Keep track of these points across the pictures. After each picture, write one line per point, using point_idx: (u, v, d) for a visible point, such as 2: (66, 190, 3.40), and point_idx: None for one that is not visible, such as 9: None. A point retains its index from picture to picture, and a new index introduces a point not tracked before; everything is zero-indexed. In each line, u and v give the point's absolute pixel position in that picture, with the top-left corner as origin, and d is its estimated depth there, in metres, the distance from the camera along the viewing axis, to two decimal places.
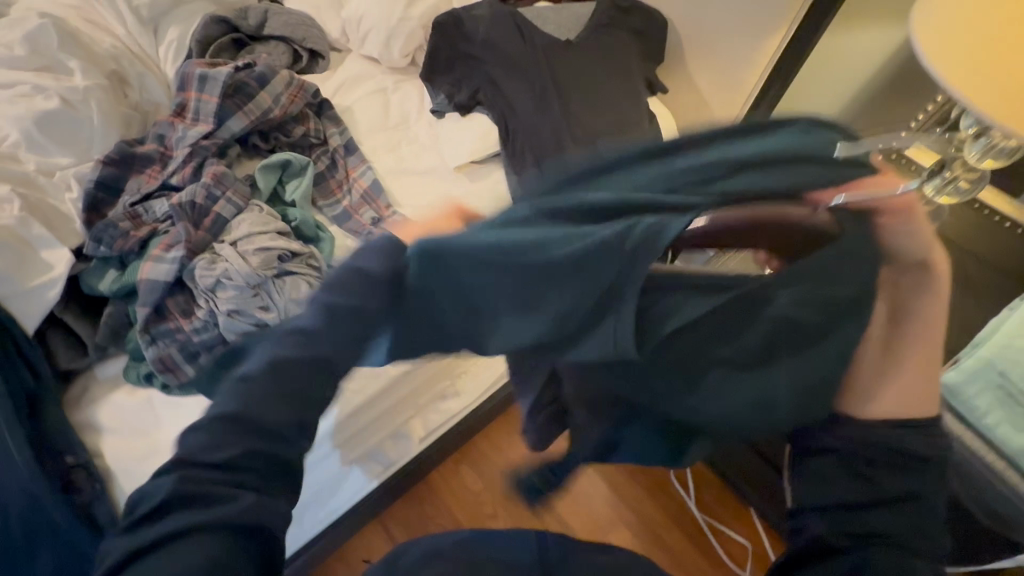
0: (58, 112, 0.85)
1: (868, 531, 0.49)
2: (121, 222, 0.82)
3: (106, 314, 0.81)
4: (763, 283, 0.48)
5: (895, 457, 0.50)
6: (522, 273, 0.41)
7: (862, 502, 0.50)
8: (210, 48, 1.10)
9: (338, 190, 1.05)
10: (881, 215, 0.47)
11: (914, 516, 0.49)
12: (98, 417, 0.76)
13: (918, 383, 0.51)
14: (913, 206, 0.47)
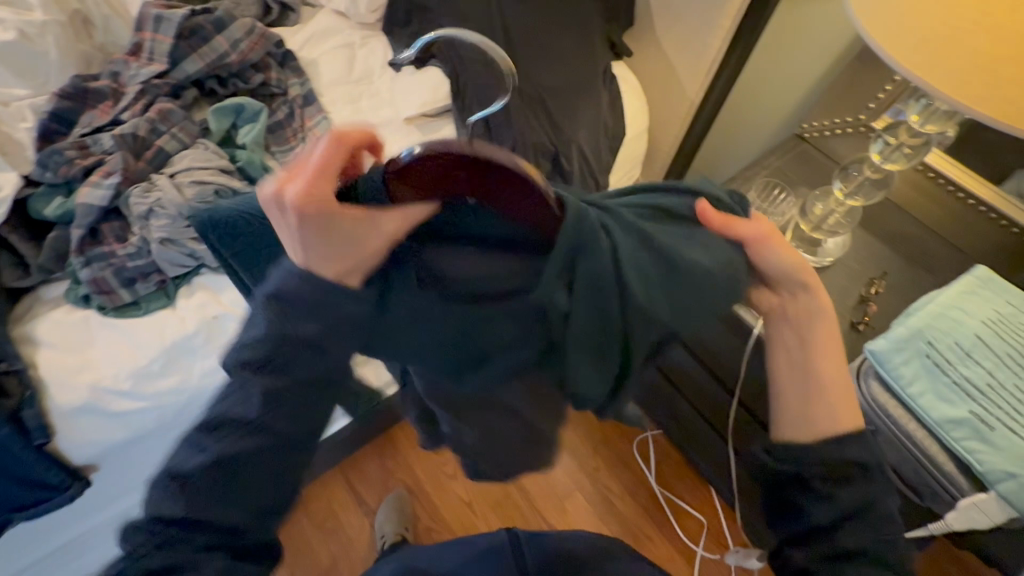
0: (14, 44, 0.88)
1: (835, 552, 0.49)
2: (68, 150, 0.86)
3: (51, 239, 0.85)
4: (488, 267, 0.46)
5: (839, 468, 0.50)
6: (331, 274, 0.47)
7: (827, 524, 0.50)
8: None
9: (293, 138, 1.06)
10: (749, 246, 0.53)
11: (874, 521, 0.49)
12: (36, 331, 0.80)
13: (832, 398, 0.53)
14: (773, 235, 0.52)
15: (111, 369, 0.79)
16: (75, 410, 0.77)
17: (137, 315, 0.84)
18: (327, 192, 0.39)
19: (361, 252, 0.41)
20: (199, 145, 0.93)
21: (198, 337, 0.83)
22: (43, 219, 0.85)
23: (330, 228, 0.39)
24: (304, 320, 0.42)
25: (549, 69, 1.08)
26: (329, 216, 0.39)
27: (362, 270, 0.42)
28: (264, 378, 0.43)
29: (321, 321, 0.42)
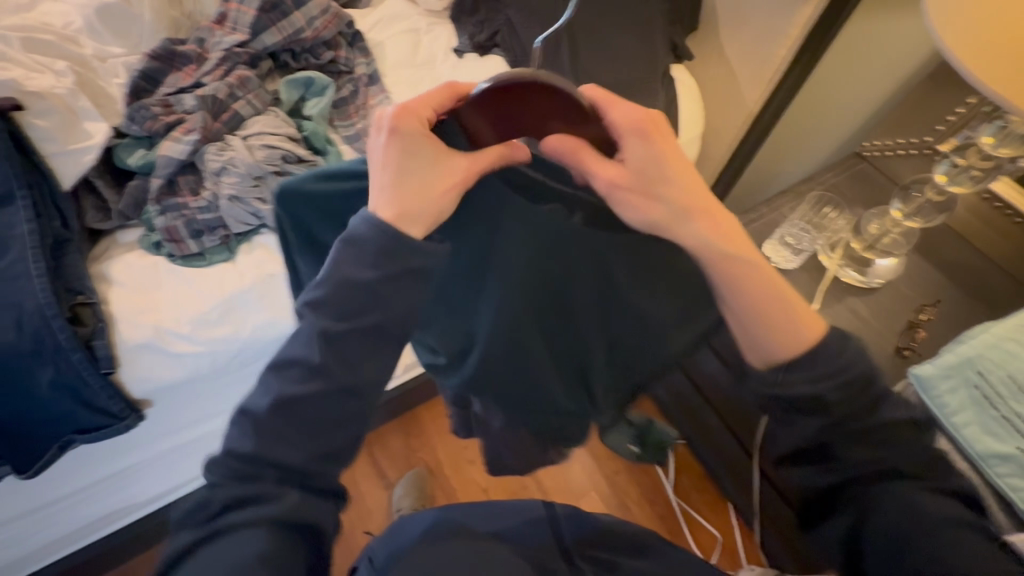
0: (115, 5, 0.96)
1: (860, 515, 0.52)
2: (154, 107, 0.92)
3: (131, 186, 0.91)
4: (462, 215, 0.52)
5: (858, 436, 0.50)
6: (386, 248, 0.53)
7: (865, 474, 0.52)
8: None
9: (355, 115, 1.12)
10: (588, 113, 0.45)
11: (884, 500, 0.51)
12: (111, 271, 0.87)
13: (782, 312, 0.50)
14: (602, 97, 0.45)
15: (174, 313, 0.86)
16: (140, 346, 0.84)
17: (200, 266, 0.89)
18: (425, 116, 0.45)
19: (438, 185, 0.46)
20: (269, 113, 0.99)
21: (252, 293, 0.90)
22: (127, 169, 0.92)
23: (416, 147, 0.45)
24: (367, 264, 0.46)
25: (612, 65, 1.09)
26: (419, 137, 0.45)
27: (424, 212, 0.47)
28: (318, 317, 0.46)
29: (379, 268, 0.46)
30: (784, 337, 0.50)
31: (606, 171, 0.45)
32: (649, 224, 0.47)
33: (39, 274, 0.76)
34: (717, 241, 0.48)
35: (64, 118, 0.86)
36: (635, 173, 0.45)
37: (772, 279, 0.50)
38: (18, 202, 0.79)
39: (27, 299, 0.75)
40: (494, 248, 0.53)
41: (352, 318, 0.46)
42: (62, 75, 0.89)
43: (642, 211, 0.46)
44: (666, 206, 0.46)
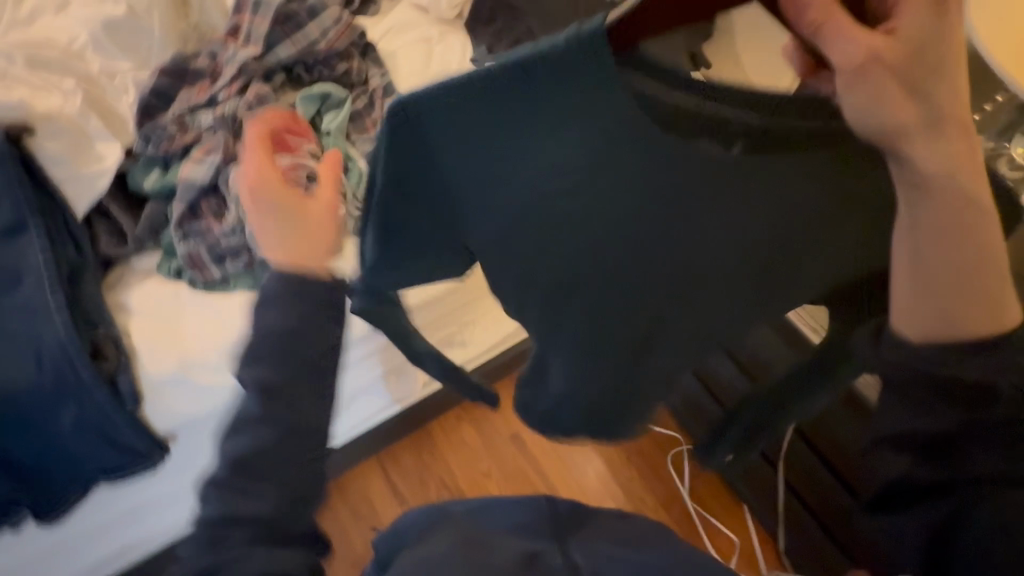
0: (122, 18, 0.90)
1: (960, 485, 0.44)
2: (170, 126, 0.88)
3: (147, 211, 0.86)
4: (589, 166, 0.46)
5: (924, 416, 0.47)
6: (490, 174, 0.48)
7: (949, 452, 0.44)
8: None
9: (373, 128, 1.10)
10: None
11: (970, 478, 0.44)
12: (130, 300, 0.83)
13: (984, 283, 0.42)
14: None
15: (198, 344, 0.82)
16: (167, 380, 0.80)
17: (225, 292, 0.86)
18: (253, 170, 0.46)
19: (309, 230, 0.47)
20: None
21: None
22: (142, 192, 0.87)
23: (261, 203, 0.46)
24: (271, 311, 0.44)
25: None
26: (260, 192, 0.46)
27: (315, 253, 0.46)
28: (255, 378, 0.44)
29: (292, 316, 0.44)
30: (982, 300, 0.42)
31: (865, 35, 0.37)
32: (880, 119, 0.38)
33: (58, 309, 0.71)
34: (958, 152, 0.39)
35: (74, 140, 0.81)
36: (906, 52, 0.37)
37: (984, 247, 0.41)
38: (31, 231, 0.74)
39: (47, 335, 0.70)
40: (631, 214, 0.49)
41: (270, 367, 0.44)
42: (70, 94, 0.84)
43: (892, 102, 0.38)
44: (926, 98, 0.38)
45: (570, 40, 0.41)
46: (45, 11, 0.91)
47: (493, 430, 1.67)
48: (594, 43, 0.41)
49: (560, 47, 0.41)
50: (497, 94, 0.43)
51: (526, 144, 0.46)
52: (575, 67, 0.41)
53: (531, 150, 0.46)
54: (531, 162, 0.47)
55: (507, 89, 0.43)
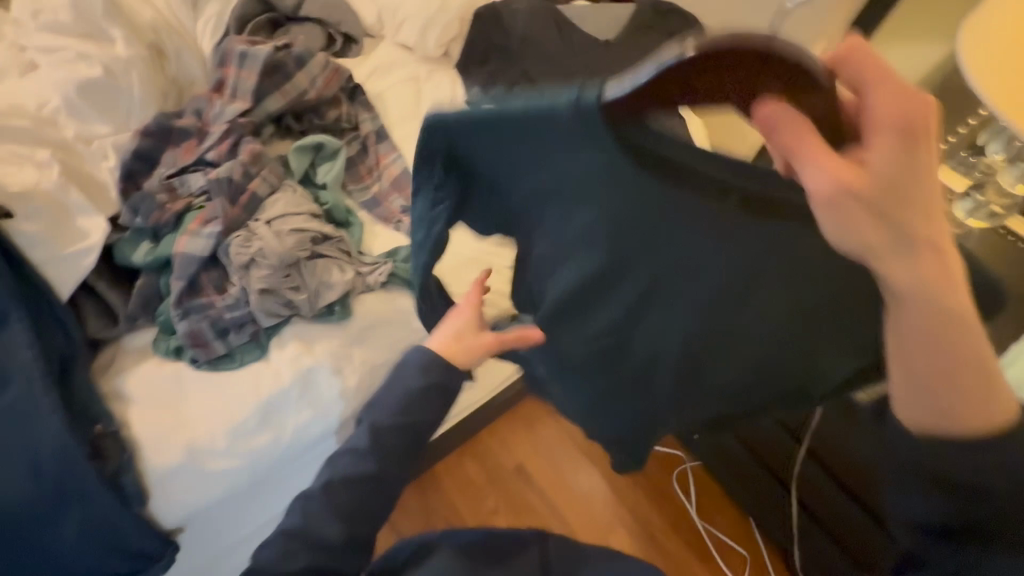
0: (98, 79, 0.84)
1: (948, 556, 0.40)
2: (159, 194, 0.82)
3: (138, 286, 0.80)
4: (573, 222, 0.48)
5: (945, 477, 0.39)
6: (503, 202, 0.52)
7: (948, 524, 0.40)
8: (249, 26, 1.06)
9: (368, 176, 1.07)
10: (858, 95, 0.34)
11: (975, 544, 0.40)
12: (126, 386, 0.76)
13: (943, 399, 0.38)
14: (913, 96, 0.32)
15: (206, 426, 0.76)
16: (173, 471, 0.73)
17: (229, 368, 0.80)
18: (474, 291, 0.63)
19: (473, 348, 0.61)
20: (286, 186, 0.90)
21: (292, 392, 0.81)
22: (131, 265, 0.81)
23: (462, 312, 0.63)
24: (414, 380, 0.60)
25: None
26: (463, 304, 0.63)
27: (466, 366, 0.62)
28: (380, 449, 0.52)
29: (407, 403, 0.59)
30: (961, 401, 0.38)
31: (824, 172, 0.33)
32: (854, 241, 0.35)
33: (53, 411, 0.66)
34: (924, 270, 0.36)
35: (55, 217, 0.75)
36: (871, 185, 0.33)
37: (966, 329, 0.37)
38: (15, 325, 0.68)
39: (43, 442, 0.65)
40: (587, 250, 0.50)
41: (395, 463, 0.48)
42: (47, 166, 0.78)
43: (849, 220, 0.34)
44: (904, 223, 0.34)
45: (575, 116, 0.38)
46: (13, 79, 0.84)
47: (496, 461, 1.62)
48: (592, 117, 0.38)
49: (563, 112, 0.38)
50: (502, 140, 0.44)
51: (528, 171, 0.47)
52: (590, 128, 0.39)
53: (540, 176, 0.46)
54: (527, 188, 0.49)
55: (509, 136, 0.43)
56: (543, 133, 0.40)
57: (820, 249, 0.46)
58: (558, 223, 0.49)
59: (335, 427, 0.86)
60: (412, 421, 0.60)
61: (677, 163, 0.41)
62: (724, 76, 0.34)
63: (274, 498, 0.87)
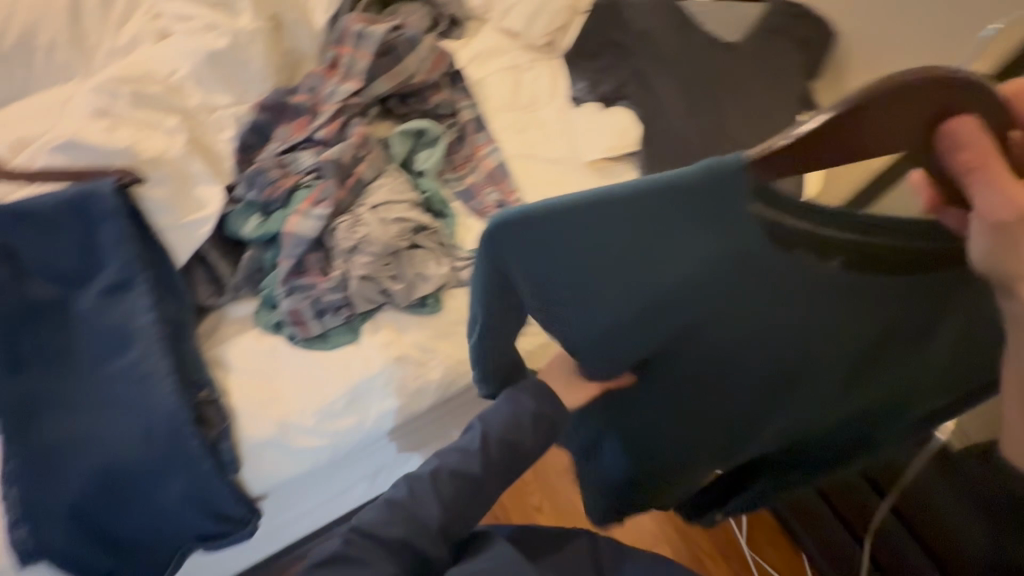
0: (225, 51, 0.85)
1: None
2: (272, 169, 0.83)
3: (245, 257, 0.82)
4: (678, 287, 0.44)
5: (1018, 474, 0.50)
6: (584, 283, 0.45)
7: None
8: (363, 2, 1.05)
9: (464, 166, 1.06)
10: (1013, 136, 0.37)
11: None
12: (228, 355, 0.79)
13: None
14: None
15: (298, 404, 0.77)
16: (266, 443, 0.76)
17: (322, 349, 0.81)
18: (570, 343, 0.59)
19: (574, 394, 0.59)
20: (389, 171, 0.90)
21: (380, 379, 0.82)
22: (240, 237, 0.82)
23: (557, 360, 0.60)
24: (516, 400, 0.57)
25: (762, 115, 1.00)
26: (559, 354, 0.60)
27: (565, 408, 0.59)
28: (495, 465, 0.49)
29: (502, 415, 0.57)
30: None
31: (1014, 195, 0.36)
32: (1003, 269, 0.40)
33: (169, 376, 0.68)
34: None
35: (179, 185, 0.77)
36: None
37: None
38: (139, 288, 0.70)
39: (158, 405, 0.67)
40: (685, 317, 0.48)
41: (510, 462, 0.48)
42: (174, 134, 0.80)
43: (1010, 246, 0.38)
44: None
45: (705, 177, 0.38)
46: (147, 43, 0.86)
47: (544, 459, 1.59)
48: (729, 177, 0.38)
49: (693, 174, 0.38)
50: (601, 226, 0.40)
51: (632, 256, 0.42)
52: (713, 202, 0.39)
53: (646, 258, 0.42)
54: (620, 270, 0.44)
55: (612, 225, 0.40)
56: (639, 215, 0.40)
57: (902, 289, 0.48)
58: (661, 288, 0.45)
59: (415, 415, 0.86)
60: (521, 431, 0.57)
61: (791, 223, 0.42)
62: (916, 113, 0.36)
63: (348, 476, 0.89)
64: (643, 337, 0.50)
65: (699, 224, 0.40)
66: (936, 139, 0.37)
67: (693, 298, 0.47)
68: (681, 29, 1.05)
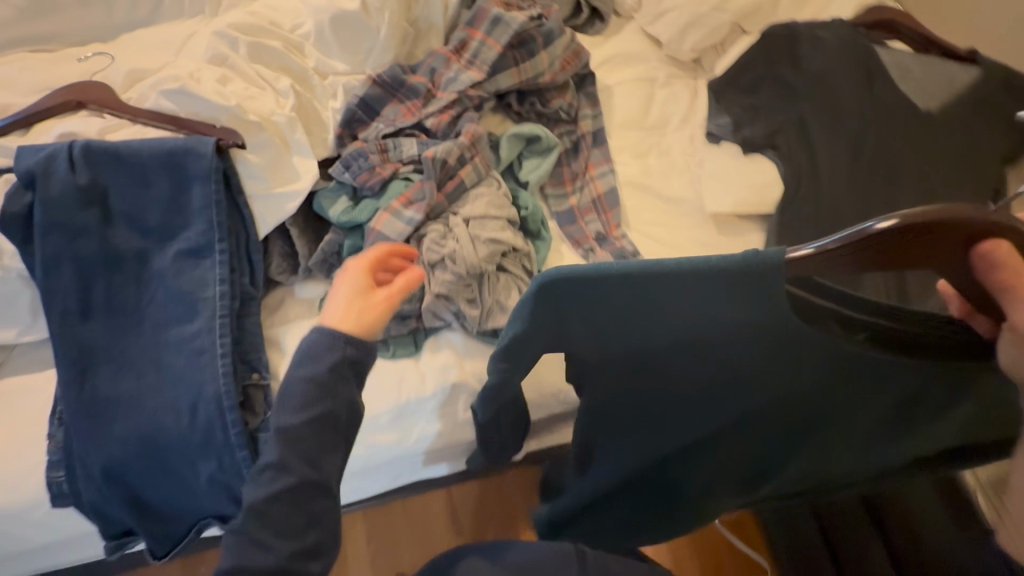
0: (353, 14, 0.79)
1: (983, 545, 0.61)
2: (373, 154, 0.77)
3: (324, 241, 0.77)
4: (696, 343, 0.49)
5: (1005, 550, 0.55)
6: (622, 329, 0.48)
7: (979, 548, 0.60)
8: None
9: (570, 183, 0.96)
10: None
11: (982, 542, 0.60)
12: (285, 338, 0.74)
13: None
14: None
15: None
16: None
17: (382, 356, 0.76)
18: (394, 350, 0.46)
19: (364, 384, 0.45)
20: (491, 179, 0.81)
21: (431, 402, 0.76)
22: (326, 218, 0.77)
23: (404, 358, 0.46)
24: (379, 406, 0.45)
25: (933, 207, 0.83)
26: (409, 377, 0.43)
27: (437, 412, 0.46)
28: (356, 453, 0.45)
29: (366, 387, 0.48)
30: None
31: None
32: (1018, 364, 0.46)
33: (223, 355, 0.65)
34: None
35: (275, 153, 0.73)
36: None
37: None
38: (214, 256, 0.67)
39: (208, 383, 0.64)
40: (707, 369, 0.52)
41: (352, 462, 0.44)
42: (283, 96, 0.75)
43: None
44: None
45: (747, 271, 0.41)
46: None
47: None
48: (767, 270, 0.41)
49: (737, 265, 0.41)
50: (647, 292, 0.44)
51: (664, 318, 0.46)
52: (751, 289, 0.42)
53: (673, 323, 0.47)
54: (661, 327, 0.47)
55: (652, 294, 0.44)
56: (686, 286, 0.43)
57: (938, 373, 0.51)
58: (682, 342, 0.49)
59: (459, 446, 0.80)
60: None
61: (812, 303, 0.49)
62: (951, 237, 0.42)
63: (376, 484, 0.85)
64: (668, 386, 0.54)
65: (739, 306, 0.44)
66: (972, 256, 0.42)
67: (726, 357, 0.50)
68: (864, 82, 0.88)
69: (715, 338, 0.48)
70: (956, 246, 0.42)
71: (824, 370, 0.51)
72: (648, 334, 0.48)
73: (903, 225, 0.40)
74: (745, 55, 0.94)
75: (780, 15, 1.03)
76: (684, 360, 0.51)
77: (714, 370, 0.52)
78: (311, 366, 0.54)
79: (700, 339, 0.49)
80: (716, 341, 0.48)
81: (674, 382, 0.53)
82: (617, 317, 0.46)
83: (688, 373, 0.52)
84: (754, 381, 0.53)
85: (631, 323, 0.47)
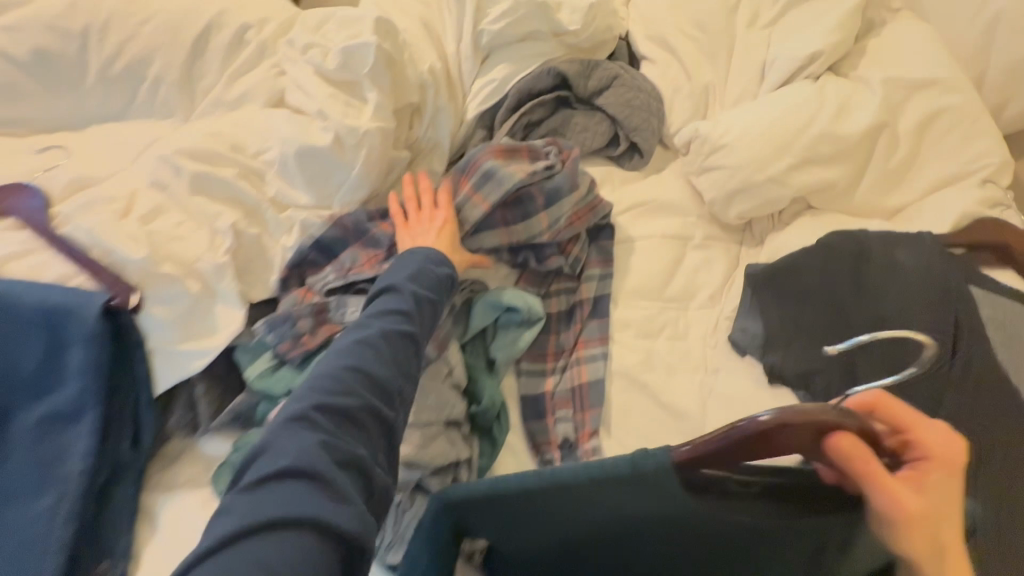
0: (322, 148, 0.68)
1: None
2: (303, 319, 0.66)
3: (233, 404, 0.66)
4: (615, 526, 0.45)
5: None
6: (515, 513, 0.44)
7: None
8: (516, 119, 0.88)
9: (552, 358, 0.81)
10: (880, 419, 0.41)
11: None
12: (160, 512, 0.62)
13: None
14: (947, 460, 0.39)
15: None
16: None
17: None
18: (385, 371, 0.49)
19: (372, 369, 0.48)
20: (442, 362, 0.70)
21: None
22: (242, 375, 0.67)
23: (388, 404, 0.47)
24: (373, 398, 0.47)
25: (1007, 517, 0.60)
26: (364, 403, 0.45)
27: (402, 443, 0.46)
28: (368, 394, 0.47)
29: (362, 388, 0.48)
30: None
31: (895, 500, 0.37)
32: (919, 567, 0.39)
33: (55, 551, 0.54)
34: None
35: (192, 304, 0.63)
36: (933, 515, 0.38)
37: None
38: (85, 423, 0.57)
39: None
40: (624, 544, 0.47)
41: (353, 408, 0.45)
42: (221, 234, 0.66)
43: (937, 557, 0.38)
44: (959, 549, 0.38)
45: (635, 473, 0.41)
46: (259, 104, 0.74)
47: None
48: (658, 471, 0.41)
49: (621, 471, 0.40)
50: (529, 485, 0.42)
51: (559, 507, 0.43)
52: (642, 486, 0.41)
53: (571, 511, 0.44)
54: (559, 514, 0.44)
55: (550, 486, 0.42)
56: (563, 475, 0.41)
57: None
58: (591, 528, 0.45)
59: None
60: None
61: (738, 517, 0.43)
62: (793, 436, 0.39)
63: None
64: (578, 560, 0.49)
65: (632, 499, 0.42)
66: (820, 452, 0.40)
67: (638, 539, 0.46)
68: (972, 329, 0.67)
69: (620, 520, 0.44)
70: (809, 440, 0.39)
71: (740, 558, 0.48)
72: (546, 518, 0.44)
73: (775, 423, 0.38)
74: (789, 260, 0.77)
75: (857, 200, 0.84)
76: (597, 541, 0.47)
77: (632, 547, 0.47)
78: (364, 330, 0.52)
79: (611, 521, 0.44)
80: (625, 521, 0.44)
81: (600, 552, 0.48)
82: (524, 509, 0.43)
83: (602, 550, 0.48)
84: (667, 559, 0.48)
85: (530, 508, 0.43)
